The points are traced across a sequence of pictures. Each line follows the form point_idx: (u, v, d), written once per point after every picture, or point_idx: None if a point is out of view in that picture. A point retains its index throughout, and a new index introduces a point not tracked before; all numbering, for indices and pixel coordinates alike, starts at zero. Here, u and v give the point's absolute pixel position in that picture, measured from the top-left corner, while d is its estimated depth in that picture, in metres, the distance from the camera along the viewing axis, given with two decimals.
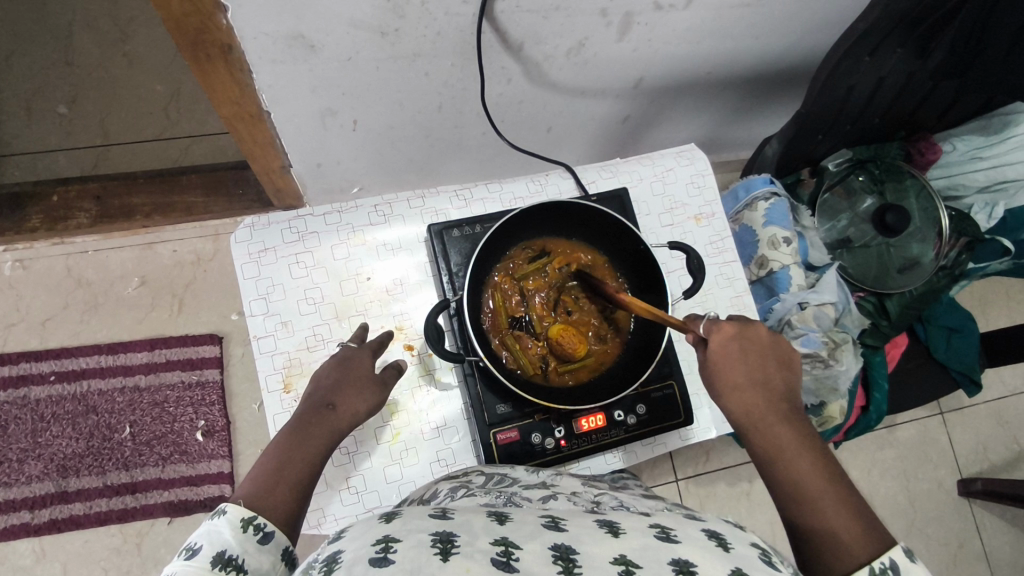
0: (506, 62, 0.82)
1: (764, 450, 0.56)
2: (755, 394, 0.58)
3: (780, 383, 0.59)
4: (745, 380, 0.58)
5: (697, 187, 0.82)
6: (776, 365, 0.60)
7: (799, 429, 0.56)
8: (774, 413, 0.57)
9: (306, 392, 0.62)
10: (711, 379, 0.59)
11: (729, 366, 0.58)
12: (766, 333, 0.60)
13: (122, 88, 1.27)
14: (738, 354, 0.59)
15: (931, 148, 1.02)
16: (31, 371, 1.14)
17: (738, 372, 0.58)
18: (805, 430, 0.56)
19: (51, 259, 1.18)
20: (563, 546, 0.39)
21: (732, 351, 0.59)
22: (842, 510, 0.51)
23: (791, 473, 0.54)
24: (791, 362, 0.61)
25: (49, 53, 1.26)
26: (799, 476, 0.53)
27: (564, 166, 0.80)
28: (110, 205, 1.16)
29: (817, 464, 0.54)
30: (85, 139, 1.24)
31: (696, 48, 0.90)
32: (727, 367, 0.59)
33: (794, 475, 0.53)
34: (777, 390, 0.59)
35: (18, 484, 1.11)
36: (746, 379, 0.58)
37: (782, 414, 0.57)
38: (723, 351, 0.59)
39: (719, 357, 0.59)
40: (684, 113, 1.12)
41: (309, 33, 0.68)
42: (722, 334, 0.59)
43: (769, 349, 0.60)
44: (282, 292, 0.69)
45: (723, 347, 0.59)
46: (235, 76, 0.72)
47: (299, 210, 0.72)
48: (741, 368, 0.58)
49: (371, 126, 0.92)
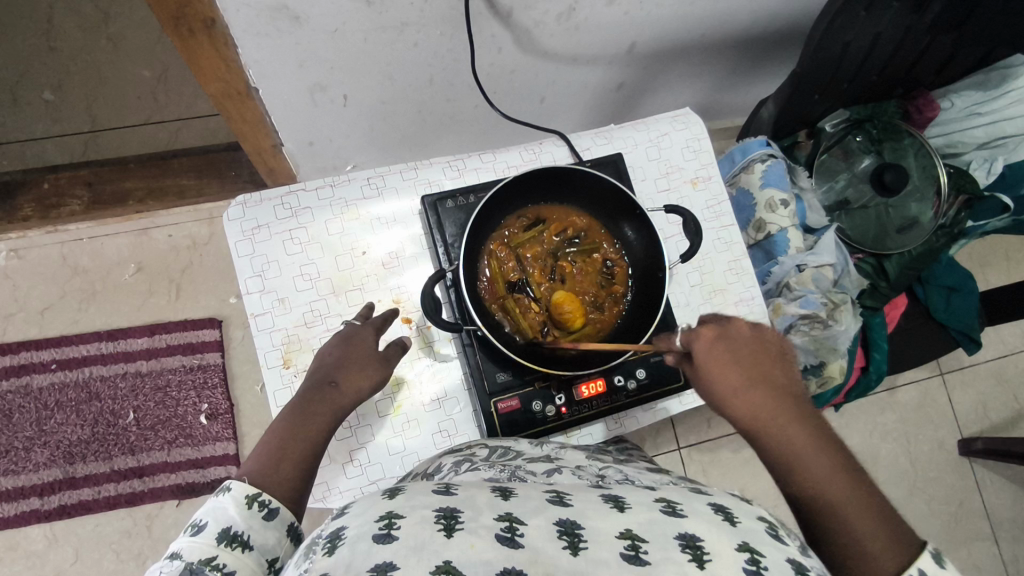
0: (496, 30, 0.81)
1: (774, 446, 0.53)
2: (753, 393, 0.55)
3: (783, 381, 0.56)
4: (740, 381, 0.56)
5: (694, 151, 0.81)
6: (775, 359, 0.58)
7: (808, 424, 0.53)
8: (779, 410, 0.54)
9: (309, 370, 0.63)
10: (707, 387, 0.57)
11: (722, 371, 0.57)
12: (750, 330, 0.59)
13: (108, 72, 1.25)
14: (729, 356, 0.57)
15: (929, 105, 1.00)
16: (33, 360, 1.14)
17: (732, 376, 0.56)
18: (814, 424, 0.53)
19: (45, 249, 1.17)
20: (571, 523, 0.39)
21: (722, 355, 0.57)
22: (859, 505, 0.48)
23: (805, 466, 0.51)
24: (780, 357, 0.58)
25: (29, 39, 1.24)
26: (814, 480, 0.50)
27: (557, 134, 0.79)
28: (102, 191, 1.19)
29: (829, 456, 0.51)
30: (73, 126, 1.23)
31: (689, 11, 0.89)
32: (719, 371, 0.57)
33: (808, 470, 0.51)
34: (777, 386, 0.56)
35: (26, 472, 1.12)
36: (740, 380, 0.56)
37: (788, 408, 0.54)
38: (712, 356, 0.57)
39: (708, 362, 0.57)
40: (679, 78, 1.10)
41: (294, 5, 0.67)
42: (705, 339, 0.58)
43: (756, 349, 0.58)
44: (277, 269, 0.69)
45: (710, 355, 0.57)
46: (220, 52, 0.71)
47: (291, 186, 0.71)
48: (732, 373, 0.56)
49: (361, 101, 0.91)
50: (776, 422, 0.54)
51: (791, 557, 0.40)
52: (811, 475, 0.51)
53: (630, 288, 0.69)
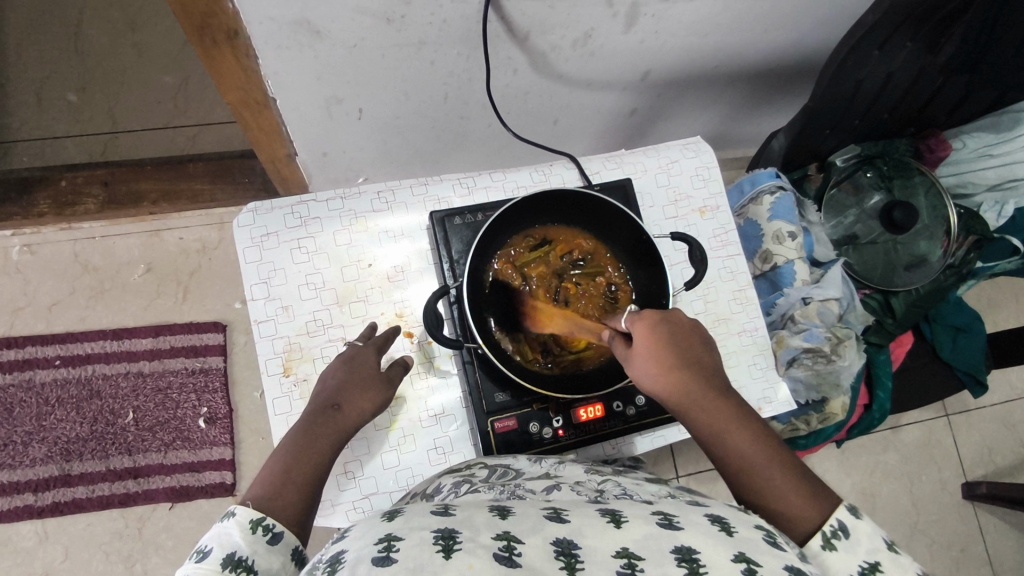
0: (512, 52, 0.83)
1: (701, 425, 0.55)
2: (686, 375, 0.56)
3: (709, 361, 0.57)
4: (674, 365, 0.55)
5: (703, 180, 0.82)
6: (699, 340, 0.58)
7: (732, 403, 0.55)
8: (707, 393, 0.55)
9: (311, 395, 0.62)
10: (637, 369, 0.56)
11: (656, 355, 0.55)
12: (681, 316, 0.58)
13: (131, 77, 1.27)
14: (662, 340, 0.56)
15: (940, 145, 1.01)
16: (37, 355, 1.15)
17: (666, 360, 0.55)
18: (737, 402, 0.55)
19: (58, 245, 1.19)
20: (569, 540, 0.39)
21: (658, 339, 0.56)
22: (784, 478, 0.52)
23: (731, 444, 0.54)
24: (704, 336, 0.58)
25: (57, 40, 1.27)
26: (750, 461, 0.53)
27: (568, 157, 0.80)
28: (118, 191, 1.17)
29: (752, 433, 0.54)
30: (93, 127, 1.25)
31: (704, 44, 0.90)
32: (654, 356, 0.55)
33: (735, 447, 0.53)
34: (704, 366, 0.56)
35: (22, 466, 1.12)
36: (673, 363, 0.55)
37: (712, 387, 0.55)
38: (650, 341, 0.56)
39: (646, 348, 0.56)
40: (691, 107, 1.11)
41: (314, 20, 0.69)
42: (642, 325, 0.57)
43: (685, 331, 0.58)
44: (283, 278, 0.69)
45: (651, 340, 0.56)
46: (241, 62, 0.73)
47: (302, 196, 0.72)
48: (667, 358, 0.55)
49: (376, 115, 0.92)
50: (703, 403, 0.55)
51: (788, 565, 0.40)
52: (738, 450, 0.53)
53: None
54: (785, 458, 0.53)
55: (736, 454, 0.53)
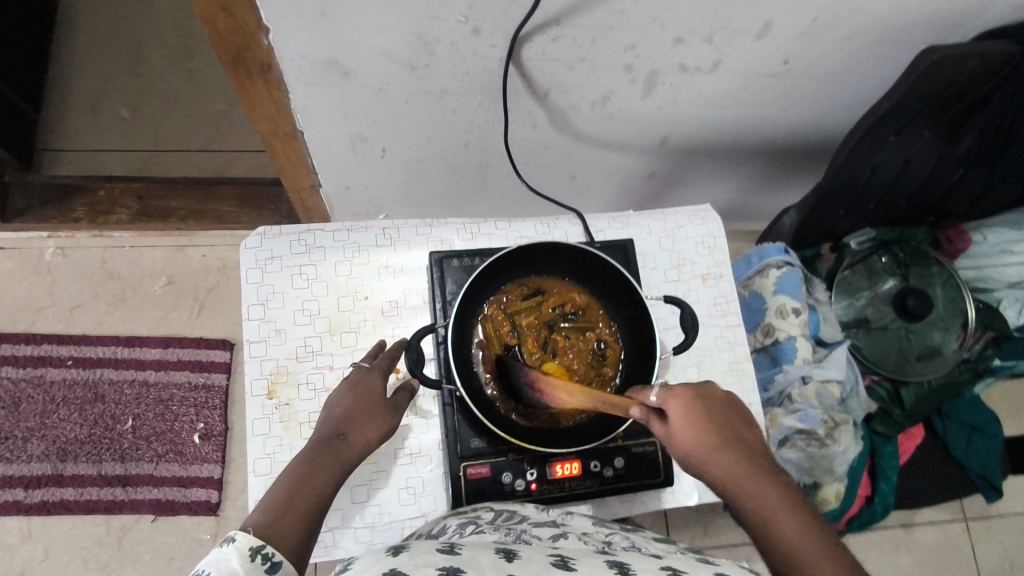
0: (532, 107, 0.85)
1: (751, 513, 0.51)
2: (721, 447, 0.54)
3: (759, 446, 0.55)
4: (714, 440, 0.54)
5: (708, 248, 0.82)
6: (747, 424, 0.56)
7: (784, 489, 0.51)
8: (754, 476, 0.52)
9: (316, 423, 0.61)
10: (676, 447, 0.55)
11: (695, 427, 0.54)
12: (724, 394, 0.58)
13: (181, 100, 1.35)
14: (703, 415, 0.55)
15: (959, 237, 0.99)
16: (52, 354, 1.19)
17: (705, 435, 0.54)
18: (790, 489, 0.52)
19: (89, 251, 1.24)
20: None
21: (696, 412, 0.55)
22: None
23: (780, 533, 0.48)
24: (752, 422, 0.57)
25: (119, 62, 1.36)
26: (795, 547, 0.47)
27: (575, 213, 0.81)
28: (149, 205, 1.25)
29: (806, 525, 0.49)
30: (138, 143, 1.32)
31: (722, 116, 0.92)
32: (692, 430, 0.54)
33: (787, 537, 0.48)
34: (751, 450, 0.55)
35: (18, 461, 1.14)
36: (715, 439, 0.54)
37: (759, 469, 0.53)
38: (686, 414, 0.55)
39: (681, 419, 0.55)
40: (710, 176, 1.12)
41: (343, 61, 0.73)
42: (679, 396, 0.56)
43: (730, 411, 0.57)
44: (281, 302, 0.71)
45: (682, 410, 0.55)
46: (272, 95, 0.77)
47: (310, 225, 0.74)
48: (707, 432, 0.54)
49: (398, 156, 0.96)
50: (749, 485, 0.52)
51: None
52: (788, 542, 0.48)
53: (620, 372, 0.68)
54: (845, 556, 0.46)
55: (786, 546, 0.48)
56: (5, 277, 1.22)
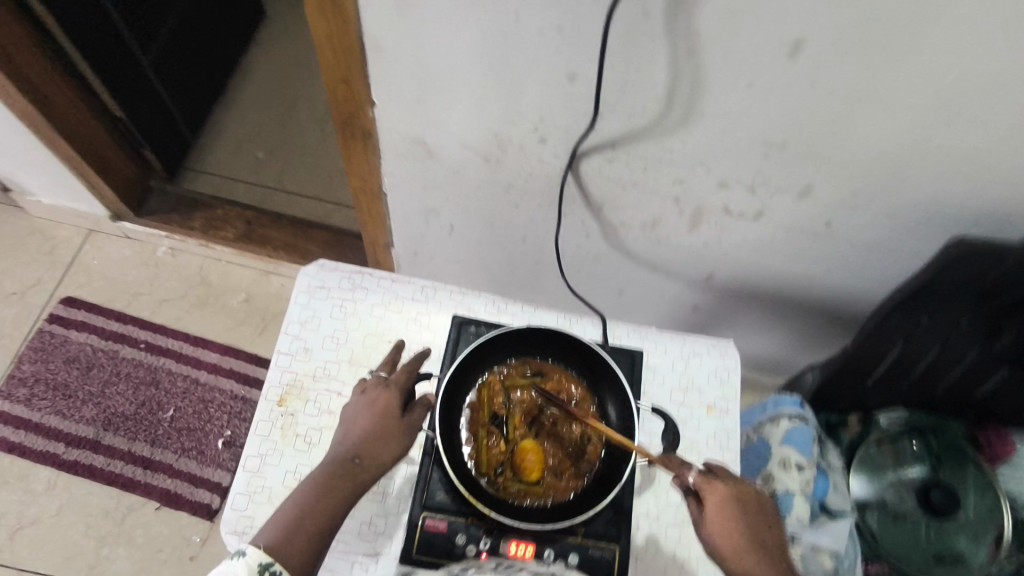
0: (585, 218, 0.94)
1: None
2: (756, 544, 0.60)
3: (778, 549, 0.61)
4: (742, 540, 0.59)
5: (718, 381, 0.84)
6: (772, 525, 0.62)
7: None
8: None
9: (337, 436, 0.65)
10: (705, 537, 0.61)
11: (727, 528, 0.60)
12: (756, 493, 0.63)
13: (309, 154, 1.57)
14: (734, 515, 0.60)
15: (1003, 442, 0.94)
16: (132, 335, 1.35)
17: (734, 535, 0.59)
18: None
19: (193, 257, 1.43)
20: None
21: (729, 511, 0.60)
22: None
23: None
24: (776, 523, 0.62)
25: (272, 113, 1.61)
26: None
27: (597, 316, 0.86)
28: (254, 231, 1.42)
29: None
30: (263, 178, 1.53)
31: (765, 265, 0.96)
32: (724, 526, 0.60)
33: None
34: (772, 553, 0.60)
35: (70, 419, 1.27)
36: (745, 541, 0.59)
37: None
38: (720, 511, 0.60)
39: (716, 515, 0.60)
40: (753, 324, 1.14)
41: (430, 142, 0.86)
42: (715, 492, 0.61)
43: (759, 512, 0.61)
44: (317, 324, 0.80)
45: (715, 505, 0.61)
46: (368, 157, 0.92)
47: (363, 268, 0.85)
48: (736, 531, 0.60)
49: (462, 234, 1.07)
50: None
51: None
52: None
53: (595, 468, 0.70)
54: None
55: None
56: (122, 262, 1.42)
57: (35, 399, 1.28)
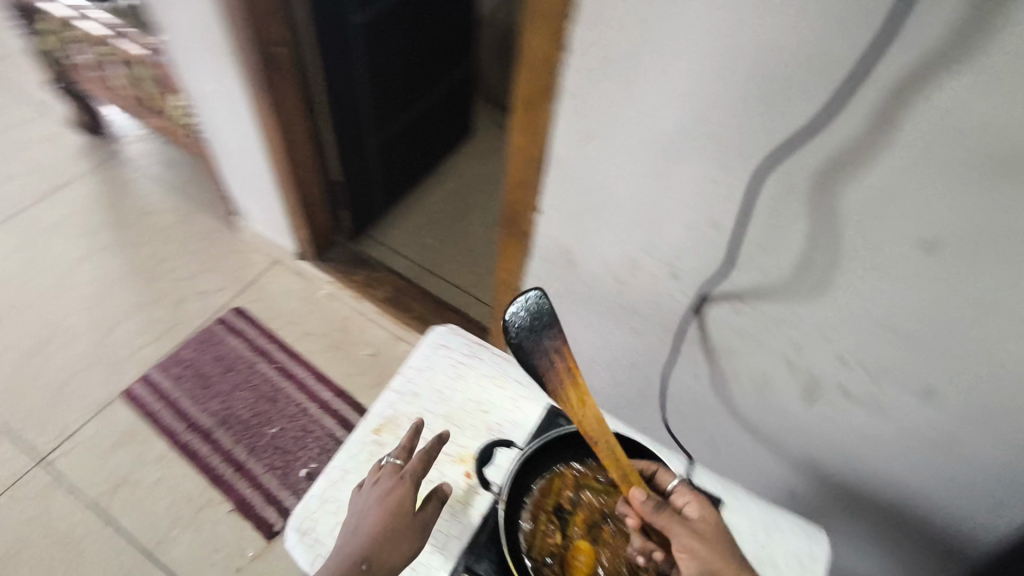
0: (698, 362, 0.97)
1: None
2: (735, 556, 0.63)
3: None
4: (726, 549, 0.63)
5: (798, 566, 0.78)
6: None
7: None
8: None
9: (348, 532, 0.64)
10: (693, 537, 0.62)
11: (712, 531, 0.64)
12: None
13: (467, 250, 1.77)
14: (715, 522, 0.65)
15: None
16: (273, 354, 1.54)
17: (717, 538, 0.63)
18: None
19: (345, 305, 1.64)
20: (550, 314, 0.63)
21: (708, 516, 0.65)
22: None
23: None
24: None
25: (450, 210, 1.86)
26: None
27: (686, 456, 0.86)
28: (399, 298, 1.61)
29: None
30: (423, 258, 1.73)
31: (878, 467, 0.90)
32: (707, 528, 0.64)
33: None
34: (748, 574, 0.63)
35: (198, 406, 1.44)
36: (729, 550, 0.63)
37: None
38: (704, 513, 0.66)
39: (703, 516, 0.65)
40: (856, 535, 1.04)
41: (575, 254, 0.97)
42: (696, 498, 0.67)
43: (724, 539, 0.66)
44: (430, 375, 0.89)
45: (700, 507, 0.66)
46: (520, 254, 1.05)
47: (485, 342, 0.94)
48: (718, 536, 0.64)
49: (579, 347, 1.14)
50: None
51: None
52: None
53: None
54: None
55: None
56: (290, 293, 1.66)
57: (180, 380, 1.48)
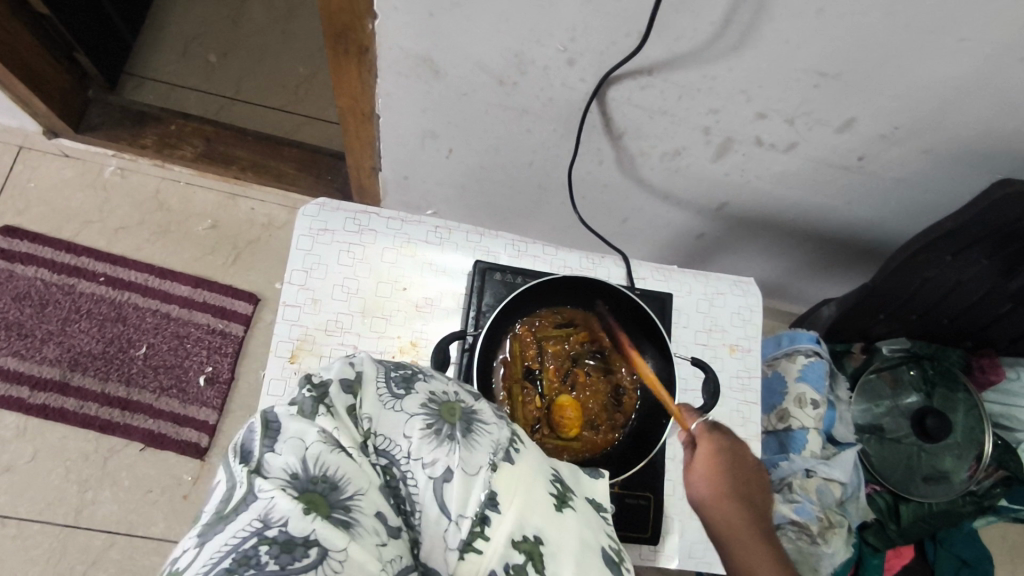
0: (602, 144, 0.87)
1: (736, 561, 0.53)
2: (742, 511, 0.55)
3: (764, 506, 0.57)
4: (728, 489, 0.56)
5: (742, 319, 0.82)
6: (758, 478, 0.58)
7: (746, 510, 0.55)
8: (747, 525, 0.54)
9: None
10: (701, 499, 0.57)
11: (722, 492, 0.56)
12: (752, 459, 0.58)
13: (269, 57, 1.39)
14: (725, 462, 0.57)
15: (992, 367, 1.00)
16: (87, 267, 1.22)
17: (724, 477, 0.56)
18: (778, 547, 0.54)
19: (146, 177, 1.29)
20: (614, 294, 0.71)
21: (720, 459, 0.57)
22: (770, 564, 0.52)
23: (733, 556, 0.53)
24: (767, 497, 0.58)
25: (222, 9, 1.40)
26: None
27: (620, 255, 0.82)
28: (216, 149, 1.27)
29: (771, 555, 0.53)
30: (220, 88, 1.35)
31: (784, 197, 0.92)
32: (719, 469, 0.57)
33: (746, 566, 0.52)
34: (757, 509, 0.56)
35: (31, 360, 1.16)
36: (729, 488, 0.56)
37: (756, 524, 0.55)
38: (710, 455, 0.58)
39: (704, 456, 0.58)
40: (759, 252, 1.12)
41: (437, 61, 0.75)
42: (710, 444, 0.58)
43: (738, 468, 0.57)
44: (323, 273, 0.72)
45: (710, 452, 0.58)
46: (363, 75, 0.80)
47: (368, 207, 0.76)
48: (722, 475, 0.57)
49: (462, 158, 0.97)
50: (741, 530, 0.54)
51: None
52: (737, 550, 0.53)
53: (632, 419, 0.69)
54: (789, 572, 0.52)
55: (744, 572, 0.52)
56: (63, 184, 1.26)
57: None
